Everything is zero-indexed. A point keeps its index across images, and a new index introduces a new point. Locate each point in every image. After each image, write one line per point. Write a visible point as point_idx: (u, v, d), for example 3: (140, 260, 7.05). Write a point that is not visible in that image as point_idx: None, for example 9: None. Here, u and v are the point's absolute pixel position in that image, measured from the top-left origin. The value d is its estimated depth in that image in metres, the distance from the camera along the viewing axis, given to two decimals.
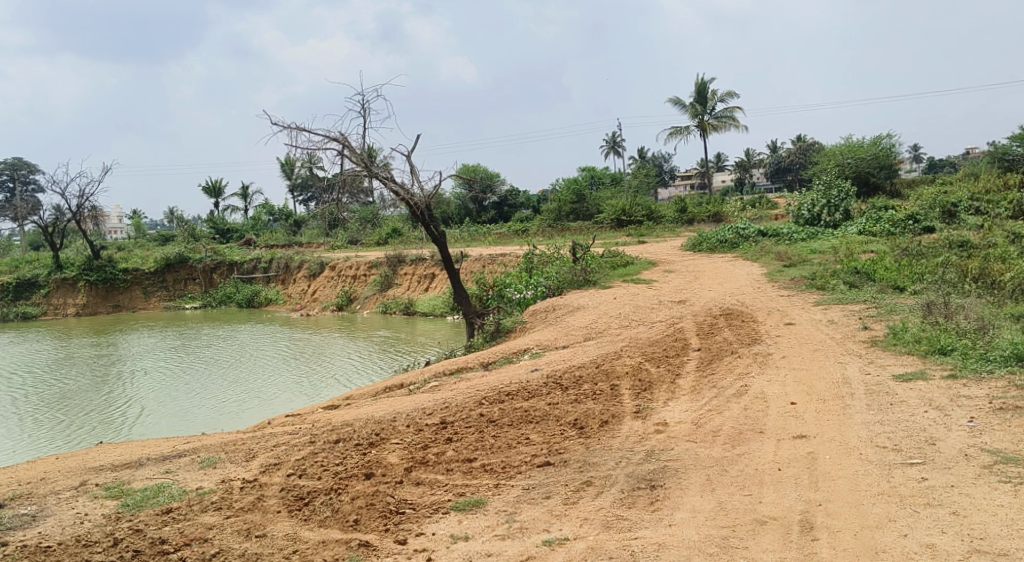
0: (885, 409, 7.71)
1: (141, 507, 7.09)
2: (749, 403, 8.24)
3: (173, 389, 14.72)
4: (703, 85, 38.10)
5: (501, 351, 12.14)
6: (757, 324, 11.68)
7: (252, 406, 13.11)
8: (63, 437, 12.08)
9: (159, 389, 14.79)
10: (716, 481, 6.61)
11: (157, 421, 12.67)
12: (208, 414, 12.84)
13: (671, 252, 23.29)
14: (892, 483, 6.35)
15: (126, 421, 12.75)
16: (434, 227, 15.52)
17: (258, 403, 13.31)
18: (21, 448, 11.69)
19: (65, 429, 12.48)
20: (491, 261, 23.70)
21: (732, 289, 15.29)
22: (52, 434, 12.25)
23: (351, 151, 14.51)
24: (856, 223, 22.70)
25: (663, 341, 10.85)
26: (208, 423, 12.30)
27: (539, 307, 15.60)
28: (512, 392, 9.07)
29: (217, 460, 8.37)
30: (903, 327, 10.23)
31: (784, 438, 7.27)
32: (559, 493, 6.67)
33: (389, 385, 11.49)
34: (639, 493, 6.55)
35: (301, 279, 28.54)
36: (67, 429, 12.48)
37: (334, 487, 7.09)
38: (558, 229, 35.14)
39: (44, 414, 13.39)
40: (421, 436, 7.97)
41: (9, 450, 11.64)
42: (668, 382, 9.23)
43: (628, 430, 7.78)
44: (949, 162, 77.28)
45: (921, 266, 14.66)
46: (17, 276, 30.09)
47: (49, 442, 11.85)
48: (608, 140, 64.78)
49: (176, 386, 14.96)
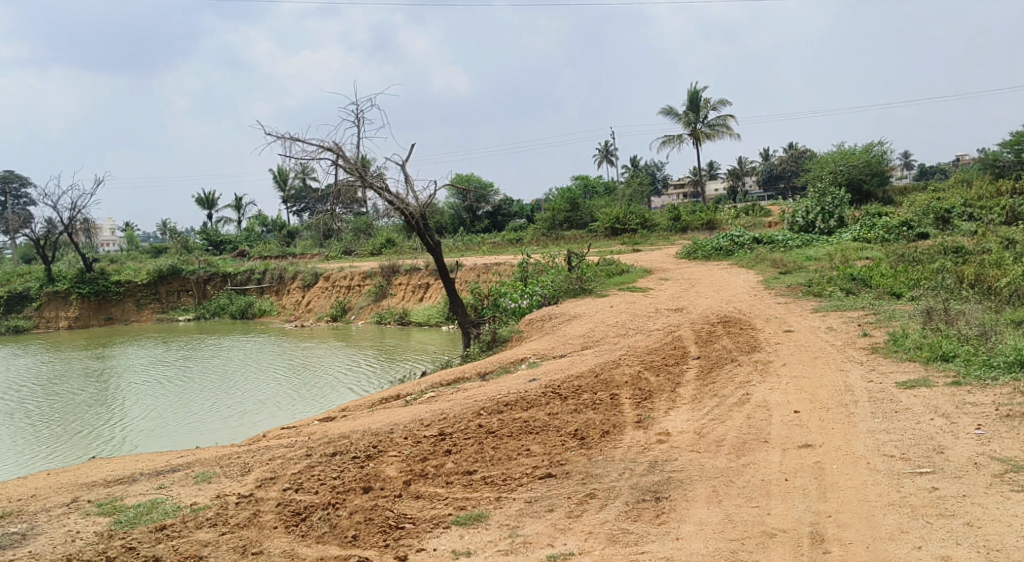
0: (890, 416, 7.62)
1: (135, 523, 6.95)
2: (751, 412, 8.12)
3: (169, 402, 14.53)
4: (695, 93, 38.20)
5: (499, 360, 12.03)
6: (757, 332, 11.60)
7: (249, 418, 13.01)
8: (68, 449, 11.99)
9: (165, 400, 14.71)
10: (722, 493, 6.49)
11: (161, 431, 12.60)
12: (215, 425, 12.75)
13: (666, 259, 23.26)
14: (903, 493, 6.24)
15: (122, 434, 12.57)
16: (431, 237, 15.39)
17: (256, 414, 13.20)
18: (22, 460, 11.57)
19: (63, 443, 12.30)
20: (486, 271, 23.60)
21: (729, 296, 15.21)
22: (53, 446, 12.14)
23: (345, 160, 14.42)
24: (850, 229, 22.71)
25: (662, 349, 10.76)
26: (205, 436, 12.16)
27: (535, 316, 15.51)
28: (510, 402, 8.95)
29: (212, 474, 8.24)
30: (903, 334, 10.16)
31: (790, 447, 7.17)
32: (563, 506, 6.53)
33: (386, 396, 11.36)
34: (644, 505, 6.42)
35: (296, 289, 28.41)
36: (72, 441, 12.40)
37: (331, 501, 6.95)
38: (553, 237, 35.15)
39: (38, 429, 13.17)
40: (419, 448, 7.84)
41: (11, 462, 11.54)
42: (669, 391, 9.13)
43: (630, 440, 7.67)
44: (938, 170, 77.91)
45: (918, 272, 14.62)
46: (9, 289, 29.88)
47: (52, 455, 11.73)
48: (600, 149, 64.99)
49: (182, 397, 14.87)
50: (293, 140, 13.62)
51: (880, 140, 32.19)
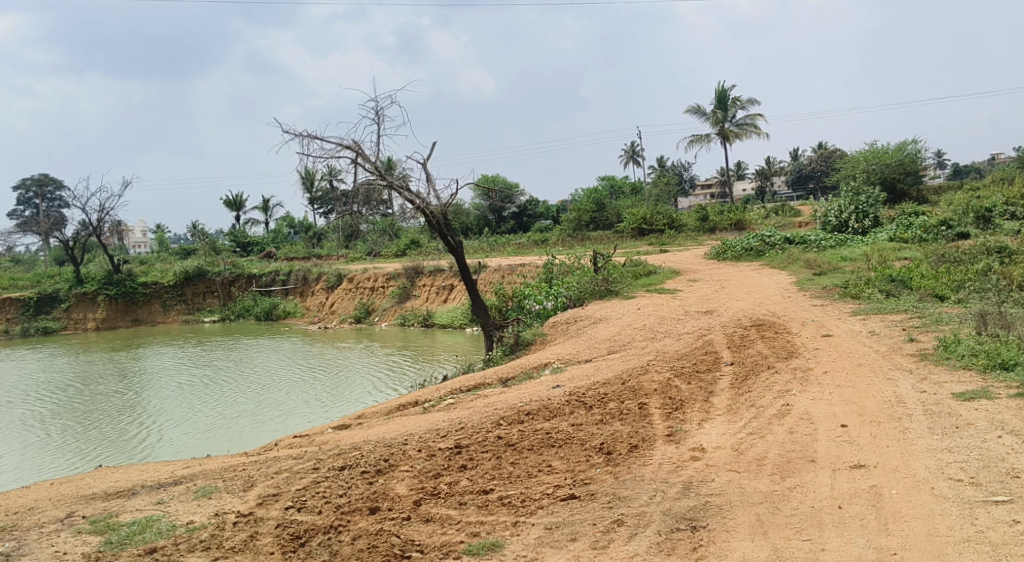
0: (951, 433, 6.90)
1: (125, 545, 6.48)
2: (794, 426, 7.44)
3: (200, 403, 14.18)
4: (722, 92, 37.37)
5: (521, 365, 11.41)
6: (792, 336, 10.87)
7: (280, 421, 12.59)
8: (88, 451, 11.69)
9: (187, 402, 14.40)
10: (767, 522, 5.84)
11: (181, 433, 12.26)
12: (236, 427, 12.38)
13: (695, 260, 22.52)
14: (978, 527, 5.55)
15: (146, 436, 12.21)
16: (452, 238, 14.84)
17: (288, 417, 12.75)
18: (38, 465, 11.24)
19: (82, 444, 12.01)
20: (510, 272, 23.03)
21: (762, 299, 14.47)
22: (73, 448, 11.86)
23: (366, 159, 13.94)
24: (886, 229, 21.84)
25: (692, 355, 10.08)
26: (229, 440, 11.74)
27: (560, 318, 14.87)
28: (532, 410, 8.34)
29: (214, 489, 7.74)
30: (956, 339, 9.40)
31: (841, 468, 6.48)
32: (587, 535, 5.92)
33: (403, 402, 10.81)
34: (679, 537, 5.78)
35: (320, 291, 28.08)
36: (93, 442, 12.11)
37: (334, 524, 6.41)
38: (579, 239, 34.49)
39: (67, 430, 12.87)
40: (433, 463, 7.26)
41: (29, 467, 11.23)
42: (702, 401, 8.45)
43: (662, 456, 7.02)
44: (972, 169, 76.06)
45: (962, 273, 13.80)
46: (38, 290, 29.65)
47: (70, 458, 11.41)
48: (626, 149, 64.11)
49: (205, 398, 14.56)
50: (312, 138, 13.18)
51: (914, 139, 31.05)
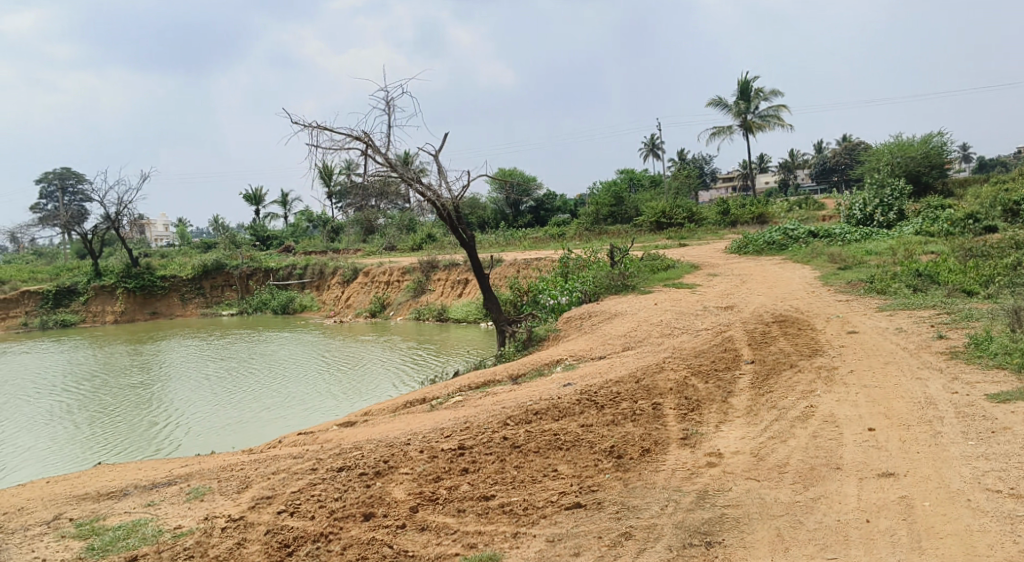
0: (987, 439, 6.41)
1: (106, 552, 6.19)
2: (818, 429, 6.99)
3: (213, 397, 13.90)
4: (745, 83, 36.64)
5: (532, 361, 11.02)
6: (816, 333, 10.37)
7: (296, 415, 12.27)
8: (93, 443, 11.45)
9: (199, 395, 14.14)
10: (788, 538, 5.42)
11: (190, 426, 11.99)
12: (245, 421, 12.08)
13: (715, 254, 21.98)
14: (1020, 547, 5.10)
15: (154, 429, 11.96)
16: (465, 231, 14.44)
17: (306, 412, 12.40)
18: (42, 459, 11.01)
19: (89, 438, 11.78)
20: (525, 266, 22.61)
21: (783, 294, 13.98)
22: (81, 441, 11.65)
23: (378, 152, 13.59)
24: (913, 222, 21.20)
25: (710, 352, 9.62)
26: (242, 435, 11.44)
27: (574, 313, 14.44)
28: (540, 410, 7.92)
29: (207, 490, 7.41)
30: (988, 337, 8.89)
31: (868, 476, 6.04)
32: (591, 550, 5.52)
33: (410, 399, 10.42)
34: (691, 553, 5.37)
35: (336, 285, 27.82)
36: (99, 434, 11.88)
37: (324, 531, 6.06)
38: (596, 232, 33.99)
39: (77, 422, 12.67)
40: (433, 466, 6.87)
41: (33, 460, 11.01)
42: (720, 401, 8.01)
43: (675, 461, 6.60)
44: (999, 163, 74.57)
45: (992, 267, 13.23)
46: (57, 283, 29.50)
47: (74, 452, 11.17)
48: (646, 143, 63.36)
49: (216, 392, 14.31)
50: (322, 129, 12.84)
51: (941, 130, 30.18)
